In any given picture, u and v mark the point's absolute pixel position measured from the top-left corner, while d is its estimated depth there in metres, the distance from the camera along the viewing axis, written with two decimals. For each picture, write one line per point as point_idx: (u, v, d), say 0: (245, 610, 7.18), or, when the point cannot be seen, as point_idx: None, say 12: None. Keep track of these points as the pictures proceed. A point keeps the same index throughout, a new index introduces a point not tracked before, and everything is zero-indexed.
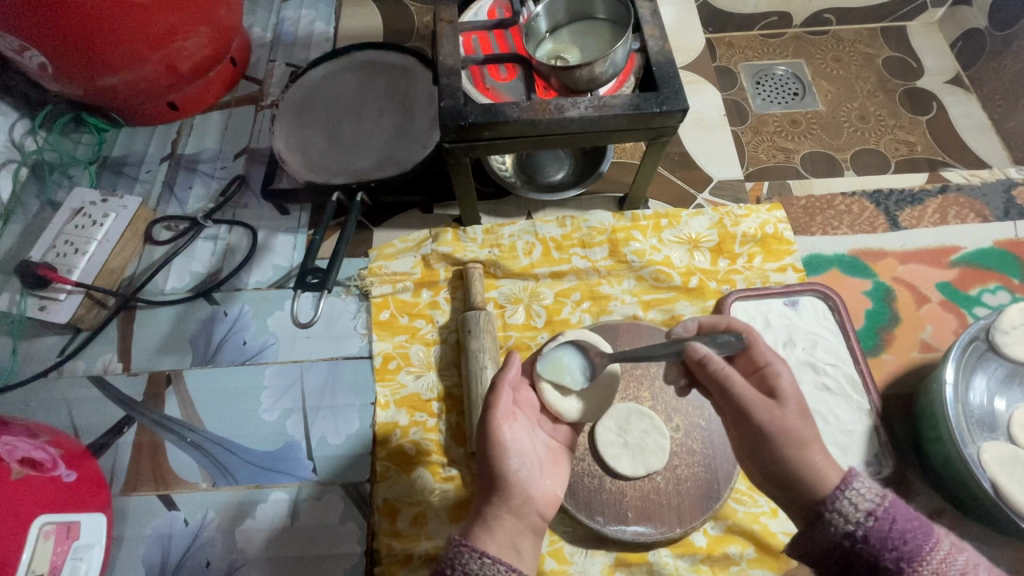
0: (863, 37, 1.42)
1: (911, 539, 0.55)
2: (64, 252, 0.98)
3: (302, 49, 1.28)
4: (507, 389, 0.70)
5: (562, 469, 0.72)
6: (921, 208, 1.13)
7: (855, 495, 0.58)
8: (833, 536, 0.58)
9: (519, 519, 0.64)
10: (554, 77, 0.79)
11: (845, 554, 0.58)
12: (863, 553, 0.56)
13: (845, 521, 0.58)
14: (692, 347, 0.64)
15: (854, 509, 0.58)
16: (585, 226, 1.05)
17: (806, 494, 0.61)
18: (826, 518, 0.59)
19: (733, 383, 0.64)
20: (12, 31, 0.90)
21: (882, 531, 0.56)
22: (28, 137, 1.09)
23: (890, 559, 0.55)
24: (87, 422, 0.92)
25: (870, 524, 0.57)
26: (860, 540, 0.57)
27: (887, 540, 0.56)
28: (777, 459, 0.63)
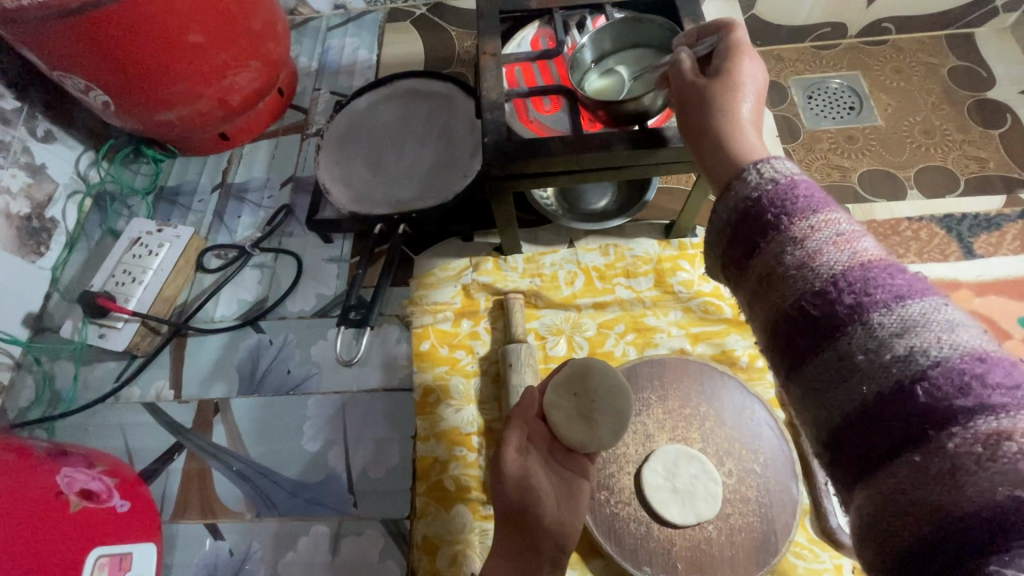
0: (926, 46, 1.34)
1: (805, 202, 0.43)
2: (122, 282, 1.02)
3: (347, 77, 1.31)
4: (517, 423, 0.75)
5: (578, 501, 0.71)
6: (998, 234, 1.05)
7: (781, 160, 0.46)
8: (735, 202, 0.46)
9: (536, 555, 0.66)
10: (601, 109, 0.76)
11: (741, 216, 0.45)
12: (760, 207, 0.44)
13: (752, 182, 0.46)
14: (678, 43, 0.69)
15: (771, 171, 0.45)
16: (628, 255, 1.02)
17: (717, 153, 0.55)
18: (742, 175, 0.47)
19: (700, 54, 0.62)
20: (79, 73, 0.95)
21: (778, 195, 0.44)
22: (91, 168, 1.15)
23: (772, 214, 0.43)
24: (142, 448, 0.95)
25: (771, 187, 0.44)
26: (755, 201, 0.45)
27: (782, 200, 0.43)
28: (708, 114, 0.58)
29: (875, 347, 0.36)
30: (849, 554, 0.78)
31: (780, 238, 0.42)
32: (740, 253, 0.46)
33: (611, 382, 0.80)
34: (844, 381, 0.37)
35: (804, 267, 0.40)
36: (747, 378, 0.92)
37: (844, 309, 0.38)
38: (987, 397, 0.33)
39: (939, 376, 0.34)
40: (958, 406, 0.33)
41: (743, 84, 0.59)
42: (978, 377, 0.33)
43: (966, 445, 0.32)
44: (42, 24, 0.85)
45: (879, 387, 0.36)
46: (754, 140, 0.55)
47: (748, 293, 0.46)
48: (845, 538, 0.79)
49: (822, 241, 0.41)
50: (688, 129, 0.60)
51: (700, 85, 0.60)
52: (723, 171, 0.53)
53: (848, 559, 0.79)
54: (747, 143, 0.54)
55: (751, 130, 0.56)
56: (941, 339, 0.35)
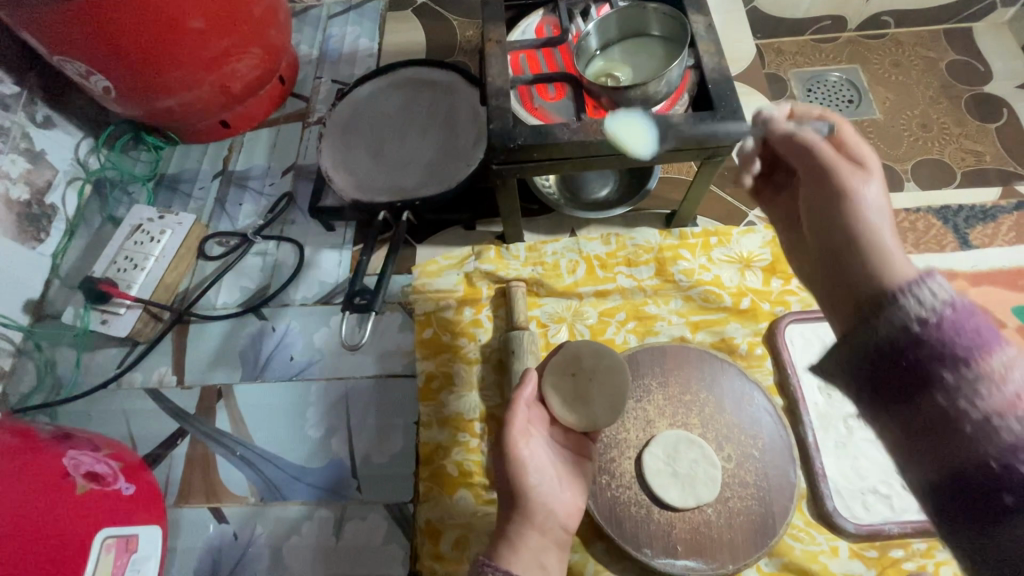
0: (924, 40, 1.35)
1: (974, 343, 0.37)
2: (123, 269, 1.02)
3: (348, 65, 1.30)
4: (521, 406, 0.74)
5: (581, 478, 0.75)
6: (993, 226, 1.07)
7: (937, 284, 0.41)
8: (898, 322, 0.41)
9: (543, 535, 0.67)
10: (606, 96, 0.77)
11: (910, 340, 0.40)
12: (907, 348, 0.40)
13: (917, 311, 0.41)
14: (764, 112, 0.67)
15: (935, 295, 0.41)
16: (630, 244, 1.03)
17: (857, 271, 0.52)
18: (898, 299, 0.42)
19: (813, 145, 0.61)
20: (80, 58, 0.94)
21: (945, 332, 0.38)
22: (91, 155, 1.14)
23: (961, 347, 0.38)
24: (145, 433, 0.95)
25: (938, 321, 0.39)
26: (919, 339, 0.39)
27: (954, 341, 0.38)
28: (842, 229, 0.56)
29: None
30: (846, 536, 0.80)
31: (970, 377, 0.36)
32: (907, 384, 0.39)
33: (604, 361, 0.81)
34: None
35: (985, 441, 0.35)
36: (746, 365, 0.93)
37: None
38: None
39: None
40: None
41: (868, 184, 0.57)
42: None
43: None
44: (41, 4, 0.84)
45: None
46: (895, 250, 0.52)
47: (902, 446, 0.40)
48: (841, 521, 0.80)
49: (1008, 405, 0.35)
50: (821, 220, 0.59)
51: (830, 185, 0.59)
52: (866, 287, 0.49)
53: (844, 541, 0.80)
54: (890, 256, 0.51)
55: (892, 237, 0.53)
56: None
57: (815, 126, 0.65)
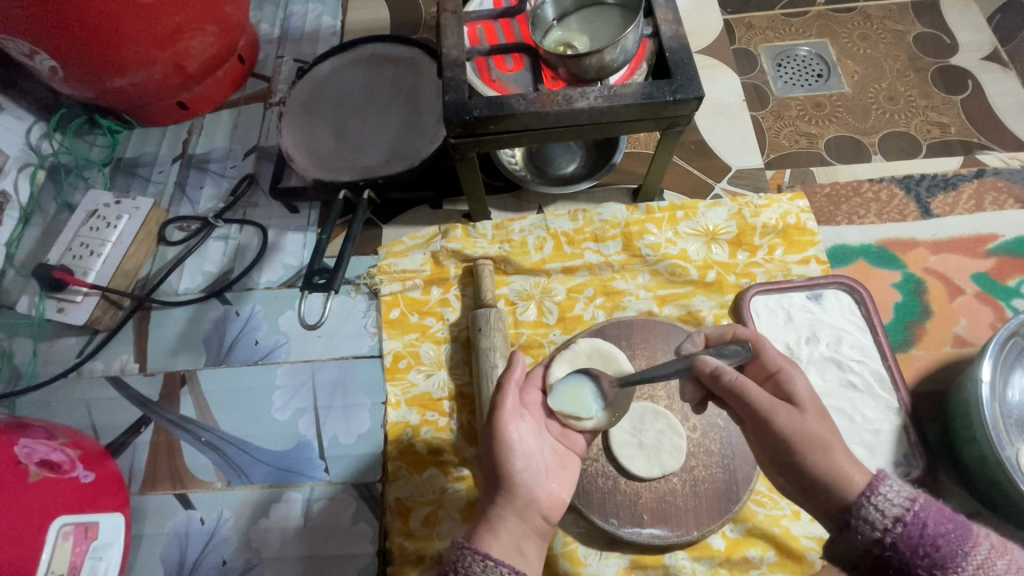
0: (893, 13, 1.34)
1: (945, 545, 0.52)
2: (79, 255, 0.99)
3: (310, 44, 1.27)
4: (511, 388, 0.73)
5: (570, 473, 0.73)
6: (955, 194, 1.08)
7: (881, 497, 0.55)
8: (863, 543, 0.55)
9: (523, 522, 0.65)
10: (562, 67, 0.76)
11: (877, 559, 0.55)
12: (889, 556, 0.54)
13: (873, 529, 0.54)
14: (703, 361, 0.62)
15: (889, 509, 0.54)
16: (597, 220, 1.02)
17: (834, 497, 0.58)
18: (858, 524, 0.55)
19: (749, 395, 0.61)
20: (22, 35, 0.91)
21: (912, 538, 0.52)
22: (44, 140, 1.10)
23: (922, 566, 0.52)
24: (107, 422, 0.93)
25: (899, 531, 0.53)
26: (890, 549, 0.53)
27: (918, 547, 0.52)
28: (803, 474, 0.60)
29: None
30: None
31: None
32: None
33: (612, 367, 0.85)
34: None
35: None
36: None
37: None
38: None
39: None
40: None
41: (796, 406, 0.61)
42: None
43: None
44: None
45: None
46: (848, 461, 0.58)
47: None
48: None
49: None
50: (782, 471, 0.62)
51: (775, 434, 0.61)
52: (835, 506, 0.58)
53: None
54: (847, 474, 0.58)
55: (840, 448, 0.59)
56: None
57: (736, 349, 0.66)
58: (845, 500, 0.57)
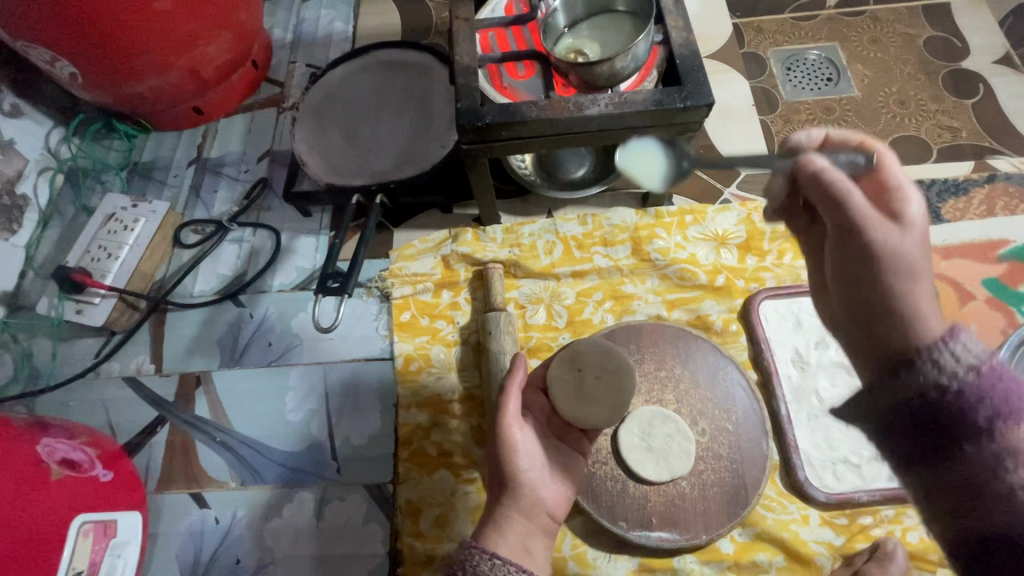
0: (903, 17, 1.34)
1: (1018, 399, 0.44)
2: (97, 258, 1.01)
3: (322, 49, 1.28)
4: (513, 391, 0.73)
5: (574, 473, 0.75)
6: (965, 199, 1.08)
7: (963, 340, 0.47)
8: (919, 387, 0.48)
9: (529, 521, 0.67)
10: (573, 73, 0.76)
11: (926, 404, 0.47)
12: (945, 401, 0.46)
13: (940, 373, 0.47)
14: (808, 159, 0.59)
15: (954, 358, 0.47)
16: (607, 224, 1.03)
17: (892, 332, 0.53)
18: (922, 363, 0.49)
19: (852, 198, 0.56)
20: (44, 43, 0.93)
21: (984, 385, 0.45)
22: (62, 144, 1.13)
23: (983, 415, 0.44)
24: (124, 422, 0.95)
25: (970, 379, 0.45)
26: (951, 394, 0.45)
27: (987, 396, 0.44)
28: (874, 286, 0.56)
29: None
30: (816, 505, 0.82)
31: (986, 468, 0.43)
32: (922, 449, 0.47)
33: (612, 362, 0.82)
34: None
35: (1016, 490, 0.42)
36: (721, 341, 0.94)
37: None
38: None
39: None
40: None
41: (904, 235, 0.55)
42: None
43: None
44: None
45: None
46: (930, 305, 0.53)
47: (917, 477, 0.48)
48: (812, 490, 0.82)
49: (1019, 437, 0.43)
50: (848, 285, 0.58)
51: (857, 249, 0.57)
52: (892, 345, 0.53)
53: (814, 509, 0.82)
54: (924, 318, 0.52)
55: (923, 285, 0.54)
56: None
57: (850, 159, 0.61)
58: (911, 344, 0.51)
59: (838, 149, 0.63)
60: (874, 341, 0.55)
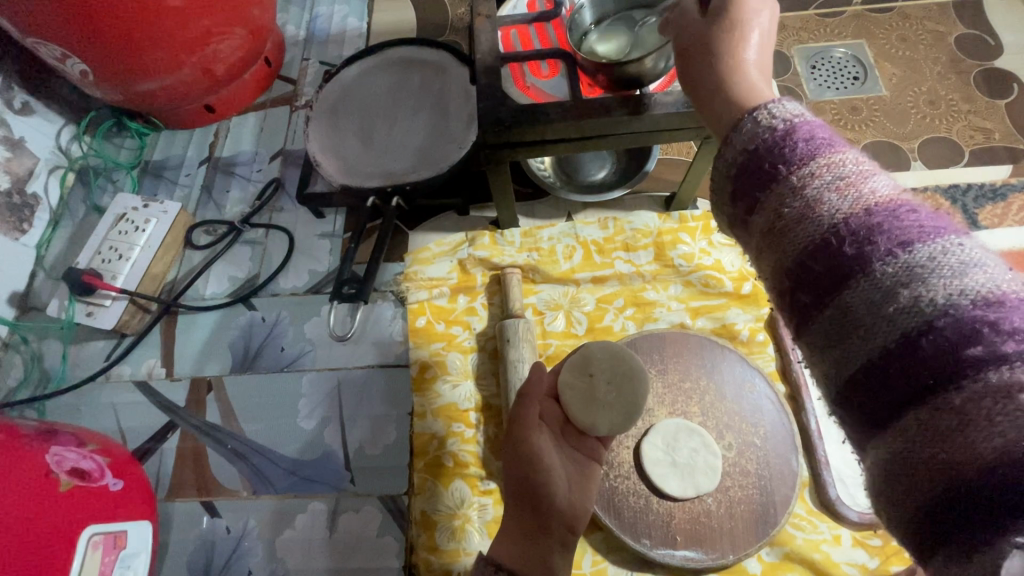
0: (933, 13, 1.29)
1: (807, 145, 0.41)
2: (108, 259, 0.99)
3: (336, 46, 1.26)
4: (531, 400, 0.72)
5: (593, 487, 0.69)
6: (1004, 205, 1.05)
7: (782, 103, 0.44)
8: (734, 151, 0.45)
9: (547, 535, 0.63)
10: (601, 73, 0.73)
11: (739, 166, 0.44)
12: (757, 154, 0.43)
13: (749, 133, 0.44)
14: None
15: (769, 117, 0.44)
16: (628, 228, 1.00)
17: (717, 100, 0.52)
18: (741, 124, 0.45)
19: None
20: (53, 40, 0.90)
21: (777, 139, 0.42)
22: (73, 143, 1.11)
23: (771, 161, 0.42)
24: (135, 427, 0.93)
25: (767, 136, 0.43)
26: (752, 152, 0.43)
27: (797, 142, 0.41)
28: (708, 53, 0.54)
29: (881, 297, 0.35)
30: (847, 524, 0.79)
31: (779, 192, 0.41)
32: (743, 208, 0.44)
33: (622, 366, 0.78)
34: (851, 331, 0.37)
35: (805, 217, 0.39)
36: (747, 351, 0.91)
37: (846, 261, 0.37)
38: (1001, 345, 0.31)
39: (947, 327, 0.33)
40: (968, 355, 0.32)
41: (749, 15, 0.54)
42: (992, 324, 0.32)
43: (975, 400, 0.31)
44: None
45: (885, 341, 0.35)
46: (756, 73, 0.52)
47: (752, 247, 0.45)
48: (844, 509, 0.79)
49: (823, 187, 0.39)
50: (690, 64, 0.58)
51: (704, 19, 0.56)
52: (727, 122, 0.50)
53: (845, 529, 0.79)
54: (752, 82, 0.51)
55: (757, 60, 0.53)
56: (953, 288, 0.33)
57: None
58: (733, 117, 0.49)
59: None
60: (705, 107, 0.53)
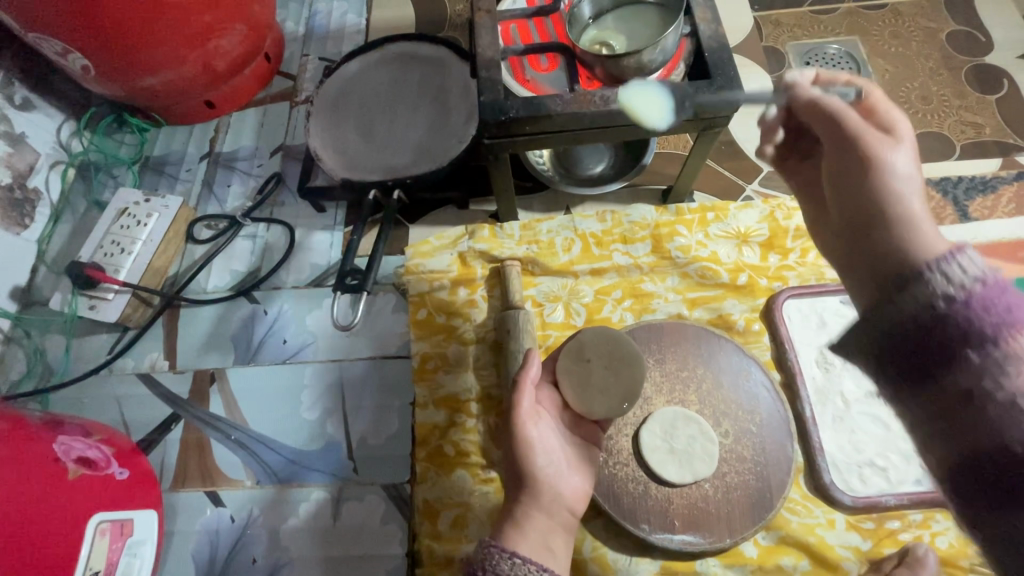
0: (925, 10, 1.31)
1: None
2: (110, 253, 1.00)
3: (335, 42, 1.26)
4: (528, 387, 0.72)
5: (590, 467, 0.73)
6: (994, 197, 1.06)
7: (971, 255, 0.39)
8: (923, 298, 0.39)
9: (550, 518, 0.65)
10: (599, 67, 0.75)
11: (930, 316, 0.38)
12: (959, 306, 0.37)
13: (946, 285, 0.39)
14: (801, 88, 0.60)
15: (968, 271, 0.38)
16: (626, 221, 1.01)
17: (884, 243, 0.48)
18: (929, 274, 0.40)
19: (846, 116, 0.55)
20: (57, 35, 0.91)
21: (991, 297, 0.37)
22: (74, 138, 1.11)
23: (992, 323, 0.36)
24: (138, 419, 0.94)
25: (978, 291, 0.37)
26: (958, 306, 0.37)
27: (996, 305, 0.36)
28: (863, 181, 0.53)
29: None
30: (842, 508, 0.80)
31: (993, 362, 0.35)
32: (925, 359, 0.38)
33: (621, 350, 0.77)
34: None
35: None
36: (743, 341, 0.93)
37: None
38: None
39: None
40: None
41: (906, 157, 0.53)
42: None
43: None
44: None
45: None
46: (926, 220, 0.48)
47: (927, 409, 0.38)
48: (838, 494, 0.80)
49: None
50: (843, 181, 0.55)
51: (854, 141, 0.54)
52: (896, 267, 0.45)
53: (840, 513, 0.81)
54: (924, 228, 0.47)
55: (916, 200, 0.50)
56: None
57: (841, 92, 0.61)
58: (912, 261, 0.44)
59: (828, 84, 0.64)
60: (869, 246, 0.49)
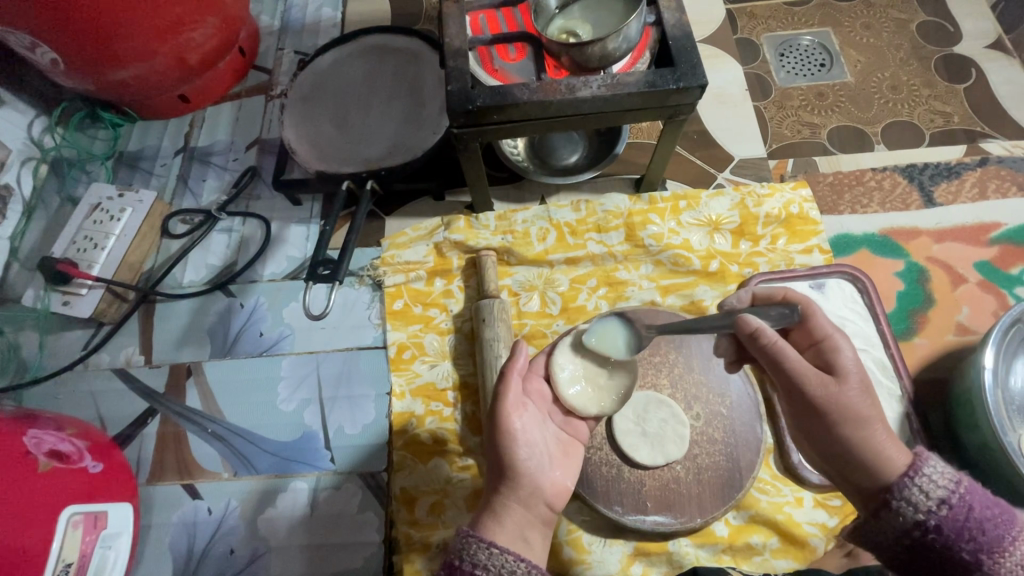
0: (896, 1, 1.33)
1: (990, 529, 0.55)
2: (83, 248, 0.99)
3: (311, 35, 1.26)
4: (514, 378, 0.71)
5: (573, 461, 0.72)
6: (958, 183, 1.09)
7: (933, 470, 0.58)
8: (903, 526, 0.57)
9: (528, 510, 0.65)
10: (566, 54, 0.75)
11: (915, 542, 0.57)
12: (936, 544, 0.56)
13: (916, 510, 0.57)
14: (744, 320, 0.59)
15: (932, 488, 0.57)
16: (600, 210, 1.02)
17: (857, 474, 0.61)
18: (900, 505, 0.57)
19: (786, 359, 0.60)
20: (23, 28, 0.90)
21: (957, 521, 0.55)
22: (45, 134, 1.10)
23: (966, 550, 0.55)
24: (114, 414, 0.94)
25: (944, 513, 0.56)
26: (933, 531, 0.56)
27: (963, 531, 0.55)
28: (836, 445, 0.61)
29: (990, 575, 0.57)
30: (809, 487, 0.82)
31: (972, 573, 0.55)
32: None
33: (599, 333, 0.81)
34: None
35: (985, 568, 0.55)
36: None
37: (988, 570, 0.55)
38: None
39: None
40: None
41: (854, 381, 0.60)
42: None
43: None
44: None
45: None
46: (881, 430, 0.60)
47: None
48: (806, 473, 0.82)
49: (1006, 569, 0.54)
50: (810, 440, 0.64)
51: (818, 424, 0.61)
52: (871, 487, 0.60)
53: (808, 492, 0.83)
54: (886, 452, 0.59)
55: (879, 428, 0.60)
56: None
57: (783, 313, 0.62)
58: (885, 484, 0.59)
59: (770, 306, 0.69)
60: (847, 477, 0.62)
